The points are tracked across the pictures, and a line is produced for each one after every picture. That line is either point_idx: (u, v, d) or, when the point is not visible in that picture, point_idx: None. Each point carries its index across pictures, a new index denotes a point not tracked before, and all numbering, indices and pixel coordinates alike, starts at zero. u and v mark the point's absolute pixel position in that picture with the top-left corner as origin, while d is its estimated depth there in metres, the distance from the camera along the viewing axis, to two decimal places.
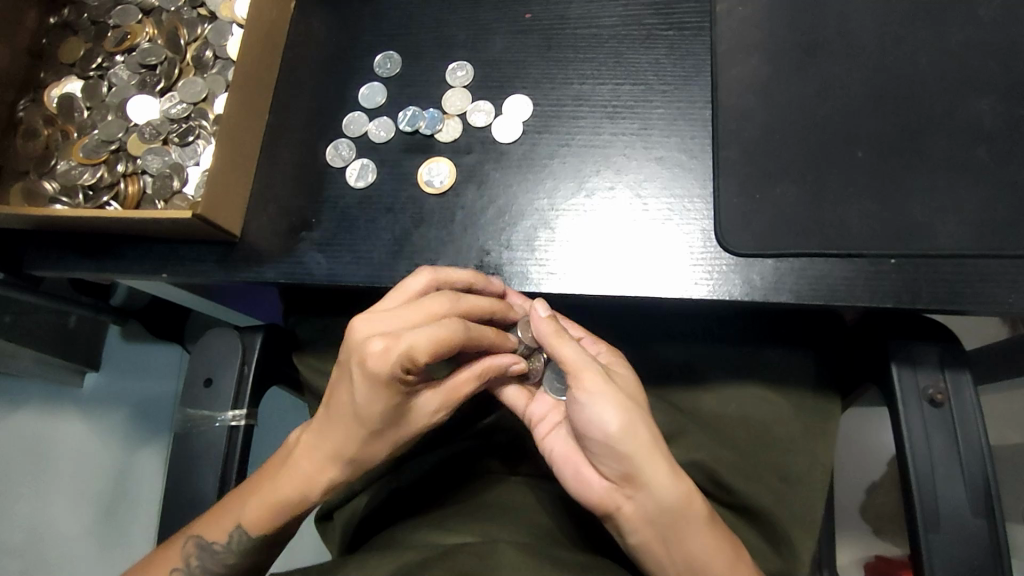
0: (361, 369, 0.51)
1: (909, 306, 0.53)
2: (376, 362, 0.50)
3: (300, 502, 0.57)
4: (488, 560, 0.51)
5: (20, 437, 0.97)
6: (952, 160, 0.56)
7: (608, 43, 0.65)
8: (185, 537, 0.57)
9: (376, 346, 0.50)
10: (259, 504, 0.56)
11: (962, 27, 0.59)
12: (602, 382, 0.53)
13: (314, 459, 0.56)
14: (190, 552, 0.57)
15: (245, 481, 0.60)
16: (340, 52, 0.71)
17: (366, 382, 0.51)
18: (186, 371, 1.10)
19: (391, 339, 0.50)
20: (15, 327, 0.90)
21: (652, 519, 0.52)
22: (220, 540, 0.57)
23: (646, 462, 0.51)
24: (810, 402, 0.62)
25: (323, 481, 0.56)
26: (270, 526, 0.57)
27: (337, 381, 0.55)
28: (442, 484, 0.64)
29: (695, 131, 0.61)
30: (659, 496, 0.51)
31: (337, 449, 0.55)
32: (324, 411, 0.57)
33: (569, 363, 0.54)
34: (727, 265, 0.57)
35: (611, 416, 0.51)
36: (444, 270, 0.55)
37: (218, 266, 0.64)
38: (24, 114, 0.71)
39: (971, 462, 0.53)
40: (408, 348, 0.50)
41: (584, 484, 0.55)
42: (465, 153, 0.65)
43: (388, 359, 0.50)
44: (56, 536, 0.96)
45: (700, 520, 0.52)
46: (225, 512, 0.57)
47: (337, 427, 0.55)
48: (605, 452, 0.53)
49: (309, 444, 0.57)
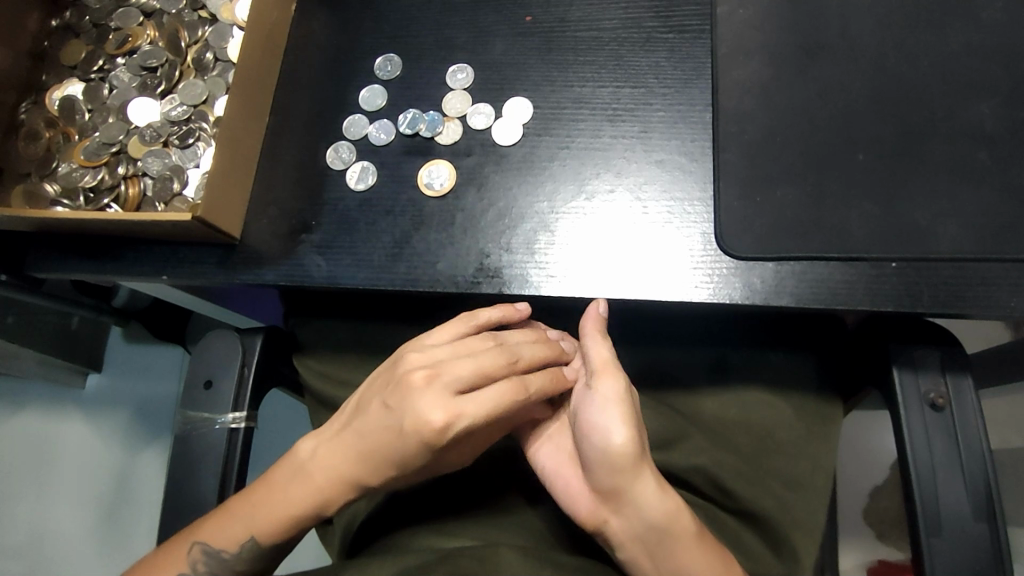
0: (413, 433, 0.53)
1: (909, 310, 0.53)
2: (433, 434, 0.53)
3: (315, 517, 0.57)
4: (486, 563, 0.51)
5: (25, 437, 0.98)
6: (953, 163, 0.55)
7: (608, 46, 0.65)
8: (191, 542, 0.56)
9: (435, 418, 0.53)
10: (276, 516, 0.56)
11: (962, 30, 0.58)
12: (622, 399, 0.54)
13: (330, 473, 0.56)
14: (197, 558, 0.56)
15: (250, 486, 0.59)
16: (340, 54, 0.71)
17: (413, 444, 0.54)
18: (186, 372, 1.10)
19: (450, 413, 0.53)
20: (18, 329, 0.90)
21: (638, 534, 0.53)
22: (229, 548, 0.56)
23: (637, 477, 0.53)
24: (810, 405, 0.62)
25: (337, 496, 0.57)
26: (283, 535, 0.57)
27: (376, 416, 0.56)
28: (443, 493, 0.63)
29: (695, 134, 0.61)
30: (645, 510, 0.52)
31: (357, 472, 0.56)
32: (349, 430, 0.57)
33: (597, 362, 0.56)
34: (727, 269, 0.56)
35: (619, 431, 0.53)
36: (506, 338, 0.58)
37: (218, 269, 0.64)
38: (25, 116, 0.71)
39: (973, 464, 0.52)
40: (468, 424, 0.53)
41: (571, 497, 0.56)
42: (465, 155, 0.65)
43: (447, 431, 0.53)
44: (56, 537, 0.96)
45: (689, 537, 0.52)
46: (234, 519, 0.56)
47: (360, 450, 0.56)
48: (600, 465, 0.54)
49: (324, 457, 0.57)
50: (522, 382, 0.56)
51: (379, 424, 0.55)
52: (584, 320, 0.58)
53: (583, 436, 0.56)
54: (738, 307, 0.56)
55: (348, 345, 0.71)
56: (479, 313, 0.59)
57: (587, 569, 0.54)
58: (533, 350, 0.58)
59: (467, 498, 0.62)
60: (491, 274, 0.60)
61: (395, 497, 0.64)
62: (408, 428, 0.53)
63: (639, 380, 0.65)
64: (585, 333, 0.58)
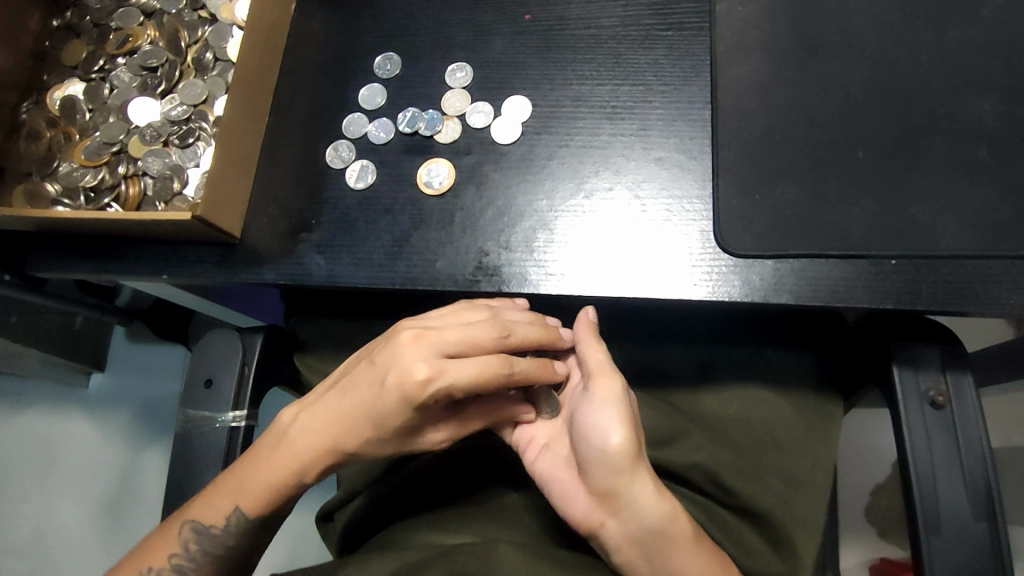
0: (395, 387, 0.53)
1: (909, 307, 0.53)
2: (414, 388, 0.53)
3: (298, 485, 0.57)
4: (486, 559, 0.52)
5: (32, 437, 1.01)
6: (953, 161, 0.55)
7: (607, 44, 0.65)
8: (182, 521, 0.57)
9: (418, 373, 0.53)
10: (260, 486, 0.57)
11: (962, 26, 0.58)
12: (621, 399, 0.54)
13: (313, 437, 0.57)
14: (188, 537, 0.57)
15: (237, 460, 0.59)
16: (339, 53, 0.71)
17: (392, 400, 0.54)
18: (187, 371, 1.09)
19: (434, 368, 0.53)
20: (22, 327, 0.92)
21: (634, 537, 0.53)
22: (217, 523, 0.57)
23: (633, 478, 0.53)
24: (811, 402, 0.62)
25: (319, 464, 0.57)
26: (268, 508, 0.57)
27: (363, 377, 0.56)
28: (438, 488, 0.63)
29: (695, 131, 0.61)
30: (642, 515, 0.53)
31: (339, 438, 0.56)
32: (337, 392, 0.57)
33: (595, 366, 0.56)
34: (727, 266, 0.56)
35: (616, 430, 0.53)
36: (506, 314, 0.57)
37: (218, 268, 0.65)
38: (27, 116, 0.71)
39: (973, 464, 0.52)
40: (448, 383, 0.53)
41: (567, 501, 0.56)
42: (465, 153, 0.65)
43: (429, 388, 0.53)
44: (58, 533, 0.97)
45: (685, 540, 0.53)
46: (223, 493, 0.57)
47: (344, 408, 0.56)
48: (597, 465, 0.54)
49: (306, 421, 0.58)
50: (508, 357, 0.55)
51: (365, 383, 0.56)
52: (576, 326, 0.60)
53: (580, 436, 0.56)
54: (737, 305, 0.56)
55: (348, 344, 0.71)
56: (478, 303, 0.58)
57: (584, 564, 0.55)
58: (529, 331, 0.57)
59: (458, 492, 0.63)
60: (491, 272, 0.60)
61: (392, 493, 0.64)
62: (390, 383, 0.54)
63: (639, 379, 0.65)
64: (578, 338, 0.59)
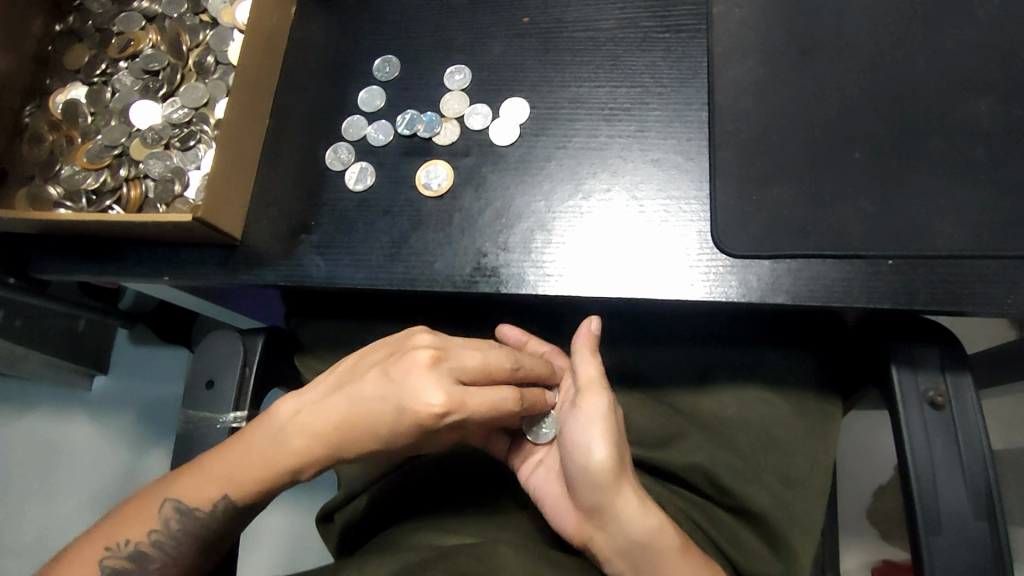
0: (410, 413, 0.53)
1: (906, 307, 0.53)
2: (430, 417, 0.53)
3: (290, 481, 0.58)
4: (485, 559, 0.52)
5: (32, 440, 1.03)
6: (950, 160, 0.55)
7: (605, 46, 0.65)
8: (163, 498, 0.57)
9: (435, 403, 0.53)
10: (252, 481, 0.56)
11: (958, 26, 0.58)
12: (606, 415, 0.55)
13: (310, 440, 0.56)
14: (169, 515, 0.57)
15: (224, 443, 0.59)
16: (339, 56, 0.71)
17: (407, 424, 0.54)
18: (187, 370, 1.08)
19: (450, 401, 0.53)
20: (24, 332, 0.92)
21: (621, 549, 0.54)
22: (203, 506, 0.57)
23: (617, 494, 0.53)
24: (809, 403, 0.62)
25: (312, 465, 0.57)
26: (257, 498, 0.57)
27: (372, 392, 0.55)
28: (435, 492, 0.64)
29: (692, 132, 0.61)
30: (627, 529, 0.53)
31: (337, 446, 0.56)
32: (338, 398, 0.57)
33: (586, 380, 0.56)
34: (724, 267, 0.56)
35: (598, 447, 0.54)
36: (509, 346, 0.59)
37: (219, 270, 0.65)
38: (30, 120, 0.72)
39: (973, 464, 0.52)
40: (465, 414, 0.53)
41: (560, 516, 0.57)
42: (463, 155, 0.65)
43: (445, 416, 0.53)
44: (63, 529, 0.97)
45: (672, 550, 0.53)
46: (212, 482, 0.57)
47: (347, 417, 0.56)
48: (582, 481, 0.54)
49: (304, 422, 0.57)
50: (519, 391, 0.56)
51: (377, 399, 0.55)
52: (577, 336, 0.59)
53: (567, 452, 0.57)
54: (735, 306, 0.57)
55: (347, 346, 0.71)
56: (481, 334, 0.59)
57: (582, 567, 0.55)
58: (534, 363, 0.59)
59: (456, 495, 0.63)
60: (489, 273, 0.60)
61: (391, 494, 0.64)
62: (407, 409, 0.54)
63: (637, 380, 0.66)
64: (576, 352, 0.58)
